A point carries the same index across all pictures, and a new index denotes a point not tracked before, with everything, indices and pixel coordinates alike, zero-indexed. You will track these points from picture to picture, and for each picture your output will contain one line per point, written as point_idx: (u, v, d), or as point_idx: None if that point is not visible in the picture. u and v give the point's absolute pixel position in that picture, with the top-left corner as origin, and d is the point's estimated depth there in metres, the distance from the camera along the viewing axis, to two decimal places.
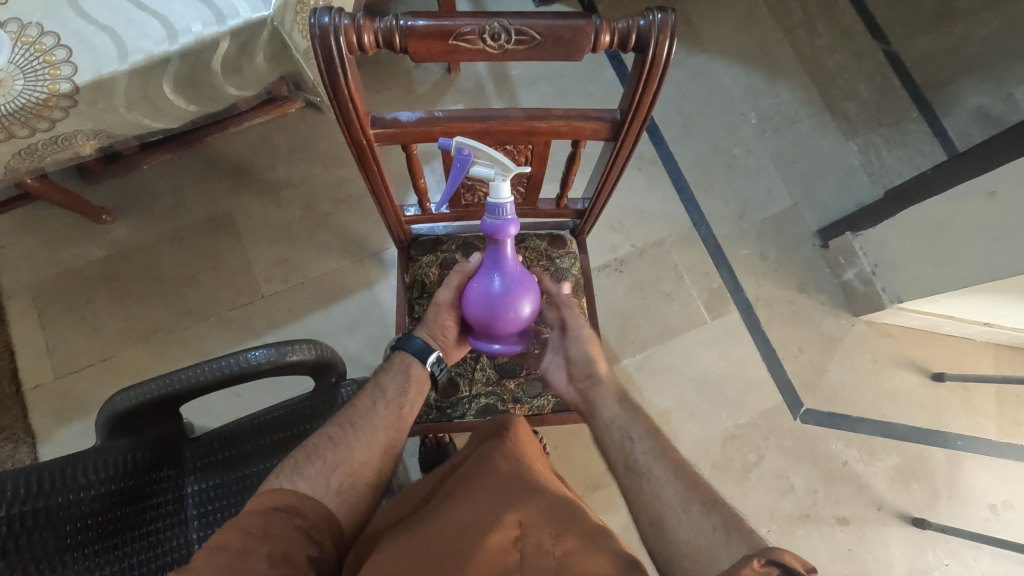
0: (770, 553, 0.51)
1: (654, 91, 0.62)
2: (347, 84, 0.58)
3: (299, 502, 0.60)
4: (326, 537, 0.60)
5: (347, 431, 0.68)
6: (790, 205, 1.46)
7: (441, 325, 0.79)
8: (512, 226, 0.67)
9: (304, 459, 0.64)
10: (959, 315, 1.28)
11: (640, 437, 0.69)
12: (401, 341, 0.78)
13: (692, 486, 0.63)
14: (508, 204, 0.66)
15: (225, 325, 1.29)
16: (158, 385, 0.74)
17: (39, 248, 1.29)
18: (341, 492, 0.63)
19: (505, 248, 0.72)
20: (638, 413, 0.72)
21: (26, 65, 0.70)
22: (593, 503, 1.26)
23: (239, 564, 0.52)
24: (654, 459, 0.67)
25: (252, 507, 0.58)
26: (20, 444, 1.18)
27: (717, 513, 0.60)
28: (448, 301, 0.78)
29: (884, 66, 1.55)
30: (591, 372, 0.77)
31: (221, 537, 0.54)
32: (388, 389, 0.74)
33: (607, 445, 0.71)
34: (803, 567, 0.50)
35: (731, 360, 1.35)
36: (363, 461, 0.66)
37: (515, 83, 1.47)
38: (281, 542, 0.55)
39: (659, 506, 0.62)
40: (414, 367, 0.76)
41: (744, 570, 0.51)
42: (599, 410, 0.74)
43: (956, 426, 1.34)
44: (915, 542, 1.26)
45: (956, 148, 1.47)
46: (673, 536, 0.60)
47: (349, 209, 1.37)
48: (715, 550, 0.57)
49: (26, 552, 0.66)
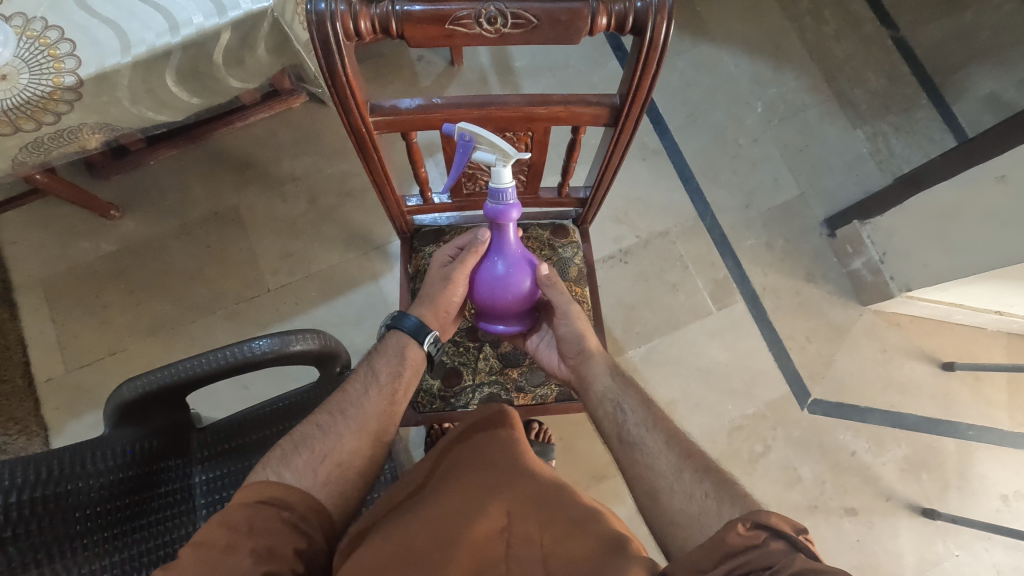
0: (756, 516, 0.51)
1: (653, 75, 0.61)
2: (345, 71, 0.58)
3: (287, 495, 0.59)
4: (315, 529, 0.60)
5: (336, 419, 0.68)
6: (796, 194, 1.45)
7: (443, 303, 0.79)
8: (513, 210, 0.71)
9: (291, 450, 0.64)
10: (970, 303, 1.26)
11: (632, 408, 0.71)
12: (396, 320, 0.78)
13: (683, 454, 0.64)
14: (509, 189, 0.68)
15: (232, 318, 1.30)
16: (165, 375, 0.74)
17: (49, 243, 1.31)
18: (330, 482, 0.63)
19: (508, 232, 0.75)
20: (628, 386, 0.75)
21: (31, 59, 0.71)
22: (599, 494, 1.26)
23: (225, 561, 0.52)
24: (645, 430, 0.68)
25: (238, 502, 0.57)
26: (32, 437, 1.20)
27: (710, 478, 0.61)
28: (456, 281, 0.78)
29: (892, 52, 1.53)
30: (581, 348, 0.79)
31: (206, 534, 0.54)
32: (381, 371, 0.74)
33: (601, 419, 0.73)
34: (792, 529, 0.50)
35: (737, 351, 1.34)
36: (352, 449, 0.66)
37: (518, 74, 1.47)
38: (266, 537, 0.55)
39: (652, 477, 0.64)
40: (409, 349, 0.77)
41: (732, 535, 0.51)
42: (591, 384, 0.76)
43: (967, 416, 1.32)
44: (924, 533, 1.25)
45: (966, 134, 1.45)
46: (667, 504, 0.61)
47: (353, 203, 1.38)
48: (707, 515, 0.58)
49: (34, 539, 0.66)
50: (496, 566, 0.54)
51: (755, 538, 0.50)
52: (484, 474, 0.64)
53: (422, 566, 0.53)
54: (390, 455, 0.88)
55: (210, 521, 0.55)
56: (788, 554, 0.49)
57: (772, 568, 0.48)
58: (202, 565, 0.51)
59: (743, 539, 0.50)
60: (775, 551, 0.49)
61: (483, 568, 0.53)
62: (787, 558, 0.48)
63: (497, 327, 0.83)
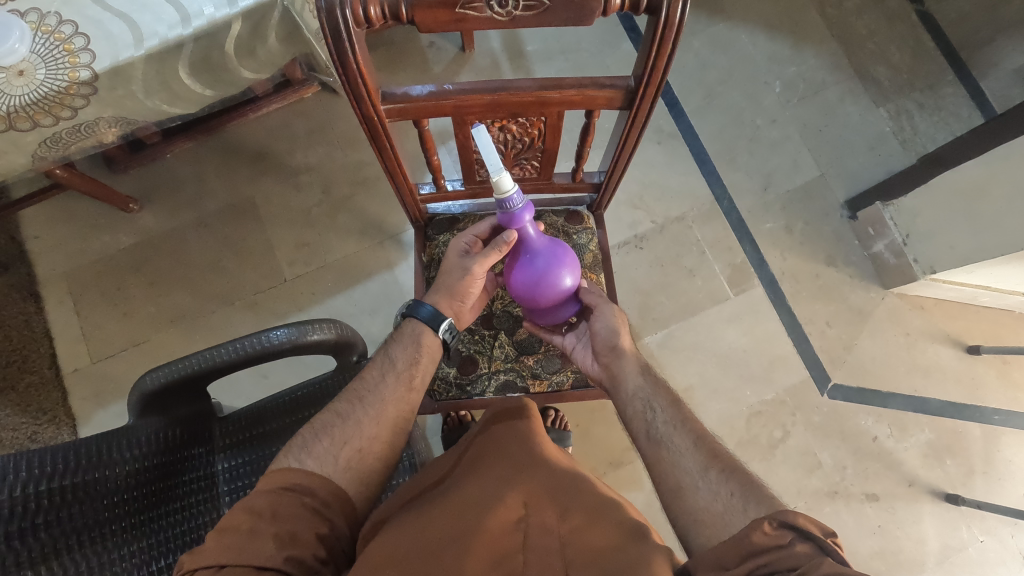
0: (782, 515, 0.51)
1: (668, 56, 0.60)
2: (356, 59, 0.58)
3: (308, 481, 0.60)
4: (337, 514, 0.60)
5: (355, 406, 0.68)
6: (817, 175, 1.41)
7: (461, 293, 0.79)
8: (524, 211, 0.69)
9: (312, 436, 0.65)
10: (997, 285, 1.23)
11: (661, 407, 0.70)
12: (411, 308, 0.78)
13: (710, 453, 0.64)
14: (514, 194, 0.66)
15: (251, 308, 1.32)
16: (187, 364, 0.76)
17: (72, 237, 1.33)
18: (350, 468, 0.63)
19: (531, 227, 0.73)
20: (659, 386, 0.73)
21: (47, 54, 0.72)
22: (615, 481, 1.26)
23: (247, 546, 0.53)
24: (674, 428, 0.68)
25: (263, 488, 0.58)
26: (61, 426, 1.23)
27: (736, 478, 0.60)
28: (476, 273, 0.76)
29: (917, 27, 1.48)
30: (615, 345, 0.78)
31: (231, 519, 0.54)
32: (397, 359, 0.74)
33: (630, 416, 0.72)
34: (820, 531, 0.50)
35: (756, 336, 1.33)
36: (372, 437, 0.67)
37: (530, 58, 1.45)
38: (289, 523, 0.56)
39: (677, 474, 0.63)
40: (425, 336, 0.77)
41: (757, 534, 0.51)
42: (623, 383, 0.75)
43: (993, 400, 1.29)
44: (949, 519, 1.23)
45: (994, 110, 1.41)
46: (692, 501, 0.61)
47: (367, 191, 1.38)
48: (731, 514, 0.58)
49: (65, 525, 0.67)
50: (515, 555, 0.53)
51: (781, 538, 0.50)
52: (501, 465, 0.64)
53: (441, 558, 0.52)
54: (408, 443, 0.90)
55: (234, 508, 0.56)
56: (814, 556, 0.48)
57: (799, 569, 0.47)
58: (227, 551, 0.52)
59: (768, 539, 0.50)
60: (801, 554, 0.48)
61: (500, 558, 0.53)
62: (813, 560, 0.47)
63: (565, 313, 0.81)
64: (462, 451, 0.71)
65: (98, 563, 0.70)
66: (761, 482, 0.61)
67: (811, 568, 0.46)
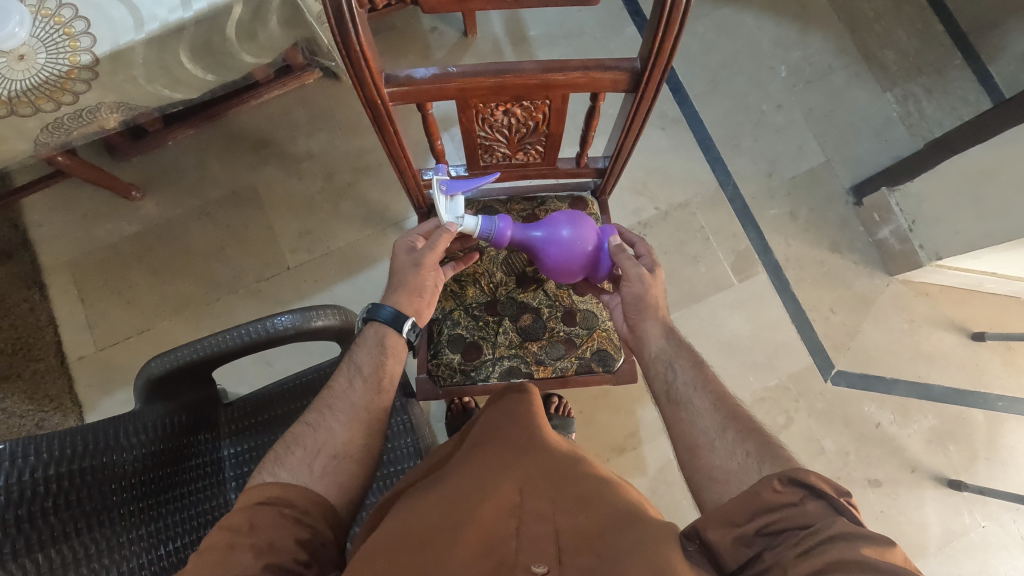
0: (794, 473, 0.52)
1: (675, 36, 0.59)
2: (358, 41, 0.57)
3: (285, 492, 0.59)
4: (319, 521, 0.60)
5: (326, 415, 0.68)
6: (821, 161, 1.40)
7: (417, 289, 0.78)
8: (498, 224, 0.79)
9: (284, 450, 0.64)
10: (1003, 271, 1.23)
11: (683, 367, 0.70)
12: (372, 311, 0.76)
13: (729, 415, 0.64)
14: (480, 223, 0.79)
15: (254, 296, 1.32)
16: (191, 350, 0.76)
17: (75, 224, 1.33)
18: (326, 474, 0.63)
19: (517, 225, 0.81)
20: (683, 348, 0.72)
21: (46, 38, 0.71)
22: (619, 467, 1.26)
23: (226, 560, 0.52)
24: (694, 389, 0.67)
25: (239, 503, 0.57)
26: (67, 412, 1.24)
27: (753, 439, 0.60)
28: (427, 267, 0.77)
29: (927, 10, 1.46)
30: (639, 310, 0.76)
31: (209, 539, 0.54)
32: (363, 364, 0.73)
33: (652, 377, 0.72)
34: (833, 491, 0.51)
35: (759, 322, 1.33)
36: (345, 441, 0.66)
37: (533, 43, 1.43)
38: (267, 533, 0.55)
39: (694, 434, 0.64)
40: (389, 338, 0.76)
41: (767, 491, 0.51)
42: (646, 345, 0.74)
43: (997, 385, 1.29)
44: (952, 504, 1.24)
45: (1002, 94, 1.40)
46: (706, 459, 0.61)
47: (368, 178, 1.38)
48: (745, 472, 0.58)
49: (73, 509, 0.68)
50: (508, 540, 0.53)
51: (793, 495, 0.51)
52: (496, 454, 0.64)
53: (435, 543, 0.52)
54: (408, 431, 0.89)
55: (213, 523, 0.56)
56: (828, 515, 0.49)
57: (811, 527, 0.49)
58: (202, 566, 0.52)
59: (780, 496, 0.51)
60: (813, 512, 0.50)
61: (495, 544, 0.52)
62: (825, 520, 0.48)
63: (605, 268, 0.82)
64: (459, 442, 0.71)
65: (106, 547, 0.70)
66: (779, 445, 0.60)
67: (825, 527, 0.48)
